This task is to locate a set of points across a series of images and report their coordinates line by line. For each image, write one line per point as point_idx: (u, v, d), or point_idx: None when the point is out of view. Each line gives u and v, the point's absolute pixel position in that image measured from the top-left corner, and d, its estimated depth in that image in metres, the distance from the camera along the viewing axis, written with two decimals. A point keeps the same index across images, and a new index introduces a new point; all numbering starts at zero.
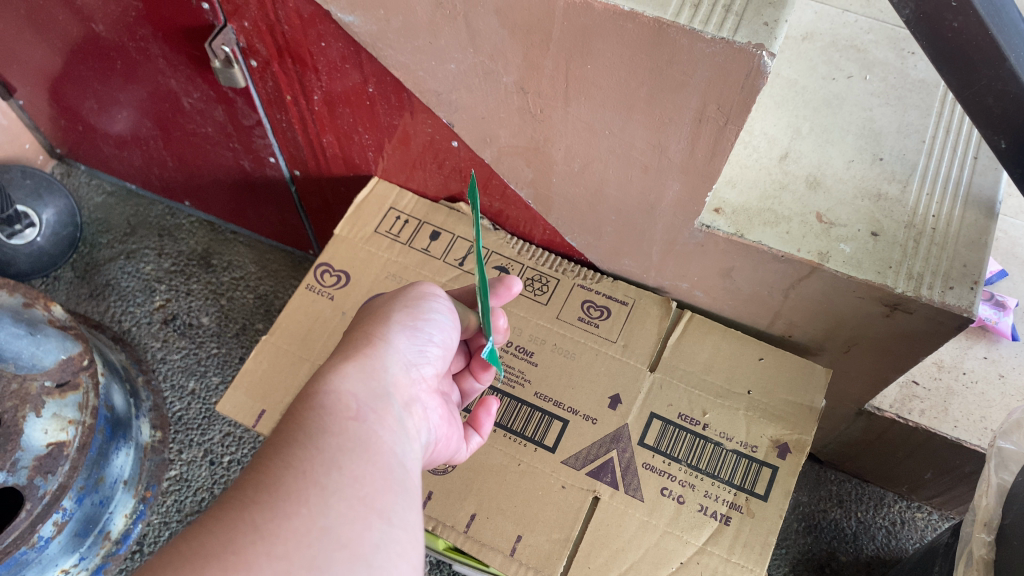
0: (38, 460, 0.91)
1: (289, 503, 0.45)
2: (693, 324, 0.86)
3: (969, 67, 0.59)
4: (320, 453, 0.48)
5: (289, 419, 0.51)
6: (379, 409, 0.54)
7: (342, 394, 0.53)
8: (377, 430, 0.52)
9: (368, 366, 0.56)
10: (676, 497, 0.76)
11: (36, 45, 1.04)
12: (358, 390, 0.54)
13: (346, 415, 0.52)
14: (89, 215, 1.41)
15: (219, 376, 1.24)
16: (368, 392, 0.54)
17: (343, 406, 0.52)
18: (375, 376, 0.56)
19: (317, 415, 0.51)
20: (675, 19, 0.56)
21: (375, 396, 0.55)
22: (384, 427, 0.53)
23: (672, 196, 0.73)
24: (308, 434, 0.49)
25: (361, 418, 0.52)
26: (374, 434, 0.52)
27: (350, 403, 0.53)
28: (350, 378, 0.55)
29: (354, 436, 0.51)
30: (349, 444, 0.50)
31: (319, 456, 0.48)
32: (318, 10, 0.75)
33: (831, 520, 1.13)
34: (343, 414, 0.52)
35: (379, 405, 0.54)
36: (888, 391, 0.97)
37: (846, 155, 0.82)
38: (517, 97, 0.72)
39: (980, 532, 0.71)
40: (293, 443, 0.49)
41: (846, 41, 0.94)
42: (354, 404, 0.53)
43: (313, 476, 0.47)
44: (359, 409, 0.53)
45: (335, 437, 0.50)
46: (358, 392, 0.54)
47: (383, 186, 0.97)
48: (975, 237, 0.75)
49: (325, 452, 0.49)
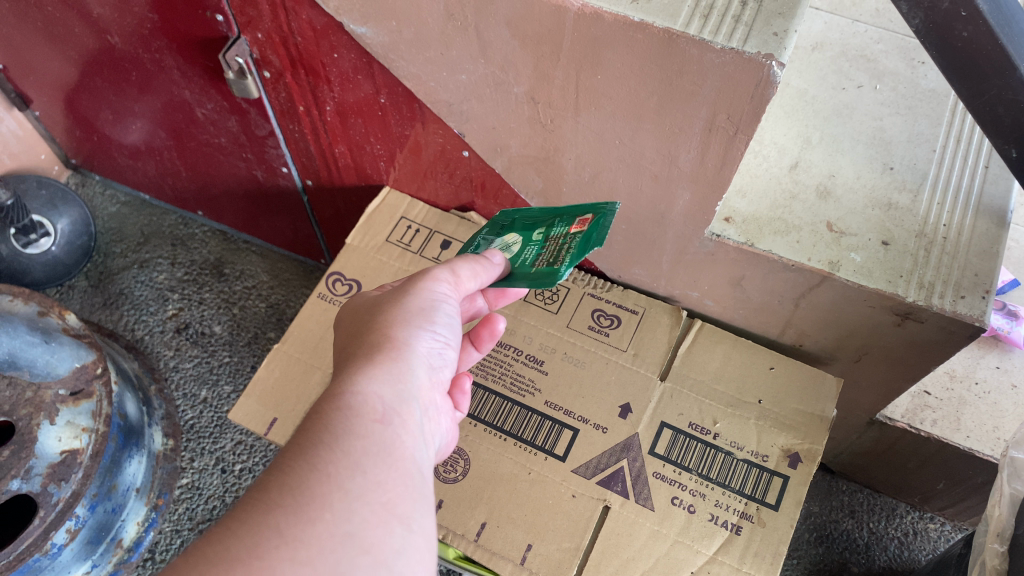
0: (52, 467, 0.91)
1: (314, 507, 0.45)
2: (704, 333, 0.86)
3: (979, 76, 0.59)
4: (345, 456, 0.49)
5: (313, 417, 0.51)
6: (403, 412, 0.54)
7: (368, 395, 0.53)
8: (401, 434, 0.52)
9: (393, 367, 0.56)
10: (686, 507, 0.76)
11: (52, 57, 1.05)
12: (384, 392, 0.54)
13: (371, 417, 0.52)
14: (103, 225, 1.42)
15: (231, 385, 1.24)
16: (394, 395, 0.54)
17: (369, 408, 0.52)
18: (400, 377, 0.55)
19: (343, 416, 0.51)
20: (684, 30, 0.57)
21: (400, 399, 0.54)
22: (407, 431, 0.53)
23: (683, 206, 0.74)
24: (333, 435, 0.49)
25: (385, 421, 0.52)
26: (398, 438, 0.52)
27: (375, 405, 0.53)
28: (376, 379, 0.54)
29: (379, 440, 0.51)
30: (374, 448, 0.50)
31: (345, 459, 0.48)
32: (331, 22, 0.76)
33: (844, 531, 1.13)
34: (368, 416, 0.52)
35: (403, 408, 0.54)
36: (900, 401, 0.96)
37: (856, 165, 0.82)
38: (527, 108, 0.72)
39: (993, 543, 0.70)
40: (317, 443, 0.49)
41: (857, 51, 0.94)
42: (379, 406, 0.53)
43: (339, 479, 0.47)
44: (383, 412, 0.53)
45: (360, 440, 0.50)
46: (384, 394, 0.54)
47: (395, 196, 0.98)
48: (987, 246, 0.75)
49: (350, 455, 0.49)
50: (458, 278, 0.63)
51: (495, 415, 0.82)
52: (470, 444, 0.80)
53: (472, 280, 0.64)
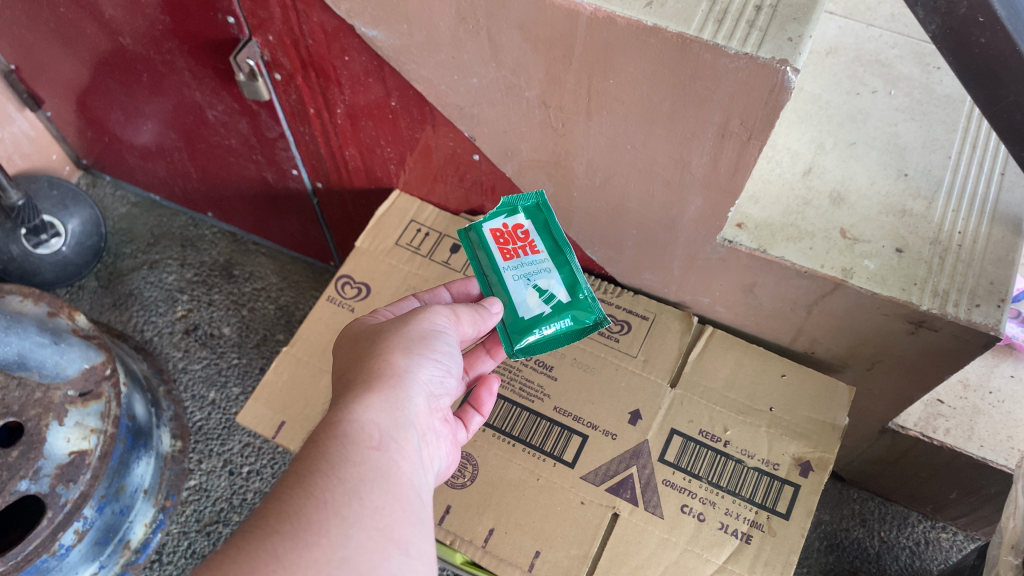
0: (60, 468, 0.91)
1: (311, 532, 0.46)
2: (715, 339, 0.85)
3: (996, 83, 0.58)
4: (341, 483, 0.49)
5: (310, 445, 0.51)
6: (400, 438, 0.54)
7: (365, 422, 0.53)
8: (398, 460, 0.53)
9: (391, 394, 0.56)
10: (697, 515, 0.75)
11: (65, 58, 1.05)
12: (381, 419, 0.54)
13: (368, 444, 0.52)
14: (113, 226, 1.42)
15: (240, 386, 1.24)
16: (391, 422, 0.54)
17: (366, 435, 0.52)
18: (398, 404, 0.56)
19: (340, 444, 0.51)
20: (698, 35, 0.56)
21: (397, 426, 0.55)
22: (405, 457, 0.54)
23: (694, 211, 0.73)
24: (329, 463, 0.50)
25: (382, 448, 0.53)
26: (395, 464, 0.52)
27: (373, 433, 0.53)
28: (373, 407, 0.54)
29: (376, 467, 0.51)
30: (371, 474, 0.51)
31: (341, 486, 0.49)
32: (342, 25, 0.75)
33: (855, 539, 1.12)
34: (365, 443, 0.52)
35: (400, 434, 0.54)
36: (913, 409, 0.95)
37: (870, 171, 0.82)
38: (538, 112, 0.72)
39: (1007, 555, 0.69)
40: (315, 471, 0.49)
41: (871, 56, 0.93)
42: (377, 433, 0.53)
43: (336, 505, 0.48)
44: (381, 439, 0.53)
45: (357, 466, 0.50)
46: (381, 421, 0.54)
47: (405, 199, 0.97)
48: (1002, 254, 0.74)
49: (347, 481, 0.49)
50: (457, 319, 0.64)
51: (504, 420, 0.81)
52: (479, 450, 0.80)
53: (471, 324, 0.65)
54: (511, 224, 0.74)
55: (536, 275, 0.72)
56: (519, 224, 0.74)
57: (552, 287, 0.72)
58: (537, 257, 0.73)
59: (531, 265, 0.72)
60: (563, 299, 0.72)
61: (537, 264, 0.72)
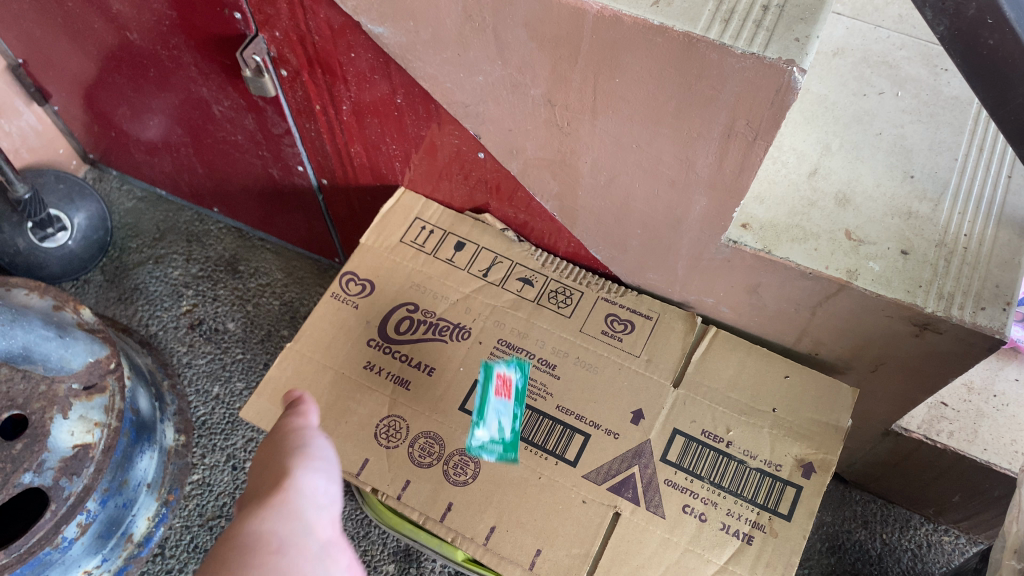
0: (64, 461, 0.91)
1: None
2: (718, 340, 0.85)
3: (1005, 85, 0.58)
4: None
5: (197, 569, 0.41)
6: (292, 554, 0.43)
7: (260, 520, 0.45)
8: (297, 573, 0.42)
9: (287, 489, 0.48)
10: (698, 515, 0.75)
11: (72, 53, 1.06)
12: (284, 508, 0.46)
13: (264, 550, 0.42)
14: (119, 220, 1.42)
15: (244, 382, 1.25)
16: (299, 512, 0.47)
17: (261, 542, 0.43)
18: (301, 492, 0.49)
19: (231, 553, 0.42)
20: (705, 34, 0.56)
21: (293, 535, 0.44)
22: (314, 554, 0.44)
23: (699, 212, 0.73)
24: None
25: (282, 552, 0.43)
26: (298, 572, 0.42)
27: (269, 534, 0.44)
28: (265, 506, 0.46)
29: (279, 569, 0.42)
30: None
31: None
32: (348, 22, 0.75)
33: (856, 541, 1.12)
34: (262, 549, 0.42)
35: (292, 549, 0.43)
36: (916, 412, 0.95)
37: (876, 172, 0.81)
38: (544, 110, 0.72)
39: (1010, 559, 0.69)
40: None
41: (878, 57, 0.93)
42: (275, 534, 0.44)
43: None
44: (281, 541, 0.43)
45: None
46: (276, 526, 0.44)
47: (410, 196, 0.97)
48: (1008, 257, 0.74)
49: None
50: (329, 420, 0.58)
51: (505, 419, 0.81)
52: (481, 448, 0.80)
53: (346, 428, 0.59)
54: (504, 384, 0.83)
55: (496, 415, 0.81)
56: (508, 384, 0.83)
57: (501, 419, 0.81)
58: (503, 407, 0.81)
59: (502, 406, 0.81)
60: (502, 427, 0.80)
61: (499, 417, 0.81)
